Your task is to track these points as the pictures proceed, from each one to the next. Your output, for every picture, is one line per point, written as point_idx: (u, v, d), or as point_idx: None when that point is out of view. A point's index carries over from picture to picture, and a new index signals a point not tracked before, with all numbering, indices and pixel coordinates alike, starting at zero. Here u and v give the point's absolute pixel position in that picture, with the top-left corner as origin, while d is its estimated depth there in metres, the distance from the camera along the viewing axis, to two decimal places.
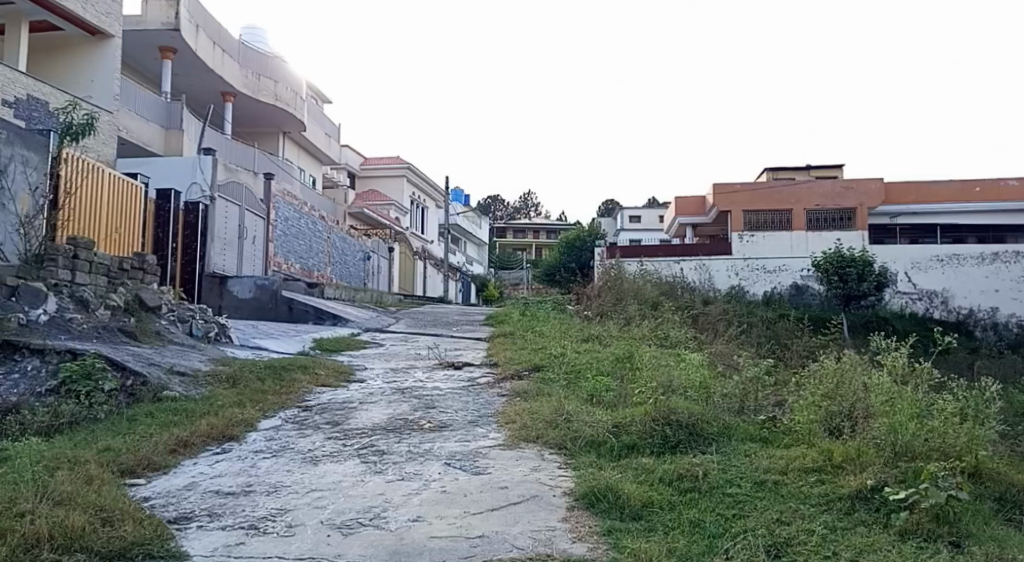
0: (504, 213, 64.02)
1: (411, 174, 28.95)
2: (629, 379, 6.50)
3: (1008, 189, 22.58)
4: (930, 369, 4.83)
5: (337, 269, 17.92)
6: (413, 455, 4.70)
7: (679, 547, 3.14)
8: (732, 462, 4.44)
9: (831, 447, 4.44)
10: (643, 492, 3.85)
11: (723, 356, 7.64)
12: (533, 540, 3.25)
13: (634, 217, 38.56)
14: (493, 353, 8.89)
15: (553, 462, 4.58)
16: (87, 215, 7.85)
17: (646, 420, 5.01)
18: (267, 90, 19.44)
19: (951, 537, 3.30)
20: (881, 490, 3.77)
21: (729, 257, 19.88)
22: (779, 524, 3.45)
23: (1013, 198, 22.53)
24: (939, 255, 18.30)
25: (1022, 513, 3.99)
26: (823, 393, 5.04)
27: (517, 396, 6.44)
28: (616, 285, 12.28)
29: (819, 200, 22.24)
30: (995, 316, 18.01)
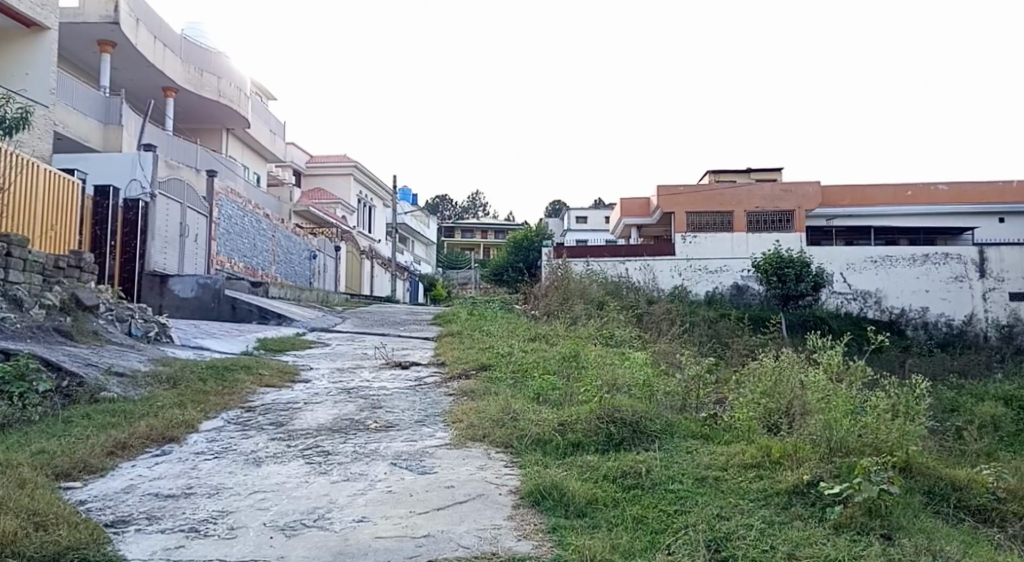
0: (453, 213, 63.89)
1: (359, 172, 28.60)
2: (574, 378, 6.61)
3: (939, 194, 23.71)
4: (863, 367, 5.03)
5: (283, 268, 17.59)
6: (359, 456, 4.70)
7: (622, 544, 3.25)
8: (674, 458, 4.59)
9: (769, 443, 4.63)
10: (587, 489, 3.95)
11: (666, 355, 7.82)
12: (479, 538, 3.30)
13: (582, 218, 38.98)
14: (440, 353, 8.87)
15: (499, 461, 4.63)
16: (16, 201, 7.43)
17: (591, 417, 5.12)
18: (210, 86, 18.93)
19: (882, 530, 3.51)
20: (816, 485, 3.97)
21: (672, 258, 20.36)
22: (719, 519, 3.59)
23: (943, 202, 23.66)
24: (872, 256, 19.18)
25: (950, 505, 4.16)
26: (762, 390, 5.22)
27: (464, 395, 6.48)
28: (563, 285, 12.40)
29: (759, 204, 22.95)
30: (925, 316, 18.84)
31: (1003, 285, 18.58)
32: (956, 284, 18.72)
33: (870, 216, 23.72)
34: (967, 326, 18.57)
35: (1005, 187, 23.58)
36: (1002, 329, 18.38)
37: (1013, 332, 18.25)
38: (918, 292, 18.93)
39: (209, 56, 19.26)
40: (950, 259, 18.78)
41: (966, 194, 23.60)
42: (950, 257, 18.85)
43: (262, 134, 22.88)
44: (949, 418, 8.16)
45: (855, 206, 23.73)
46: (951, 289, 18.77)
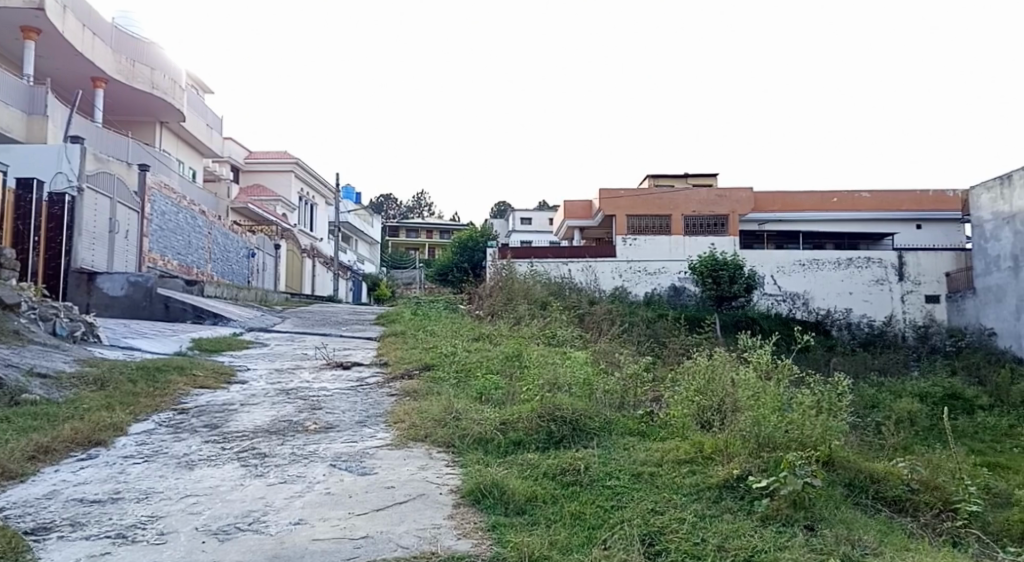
0: (397, 212, 63.32)
1: (300, 169, 28.04)
2: (517, 377, 6.66)
3: (862, 201, 24.66)
4: (789, 365, 5.23)
5: (219, 266, 17.10)
6: (297, 457, 4.64)
7: (560, 540, 3.32)
8: (612, 455, 4.70)
9: (702, 440, 4.79)
10: (527, 486, 4.01)
11: (606, 355, 7.94)
12: (418, 538, 3.31)
13: (527, 219, 39.21)
14: (383, 353, 8.81)
15: (439, 460, 4.65)
16: None
17: (532, 416, 5.19)
18: (142, 77, 18.24)
19: (805, 521, 3.68)
20: (745, 479, 4.13)
21: (613, 259, 20.71)
22: (653, 514, 3.70)
23: (865, 209, 24.61)
24: (801, 260, 19.96)
25: (868, 496, 4.38)
26: (696, 388, 5.37)
27: (406, 395, 6.46)
28: (507, 285, 12.46)
29: (697, 207, 23.56)
30: (849, 316, 19.63)
31: (919, 288, 19.56)
32: (877, 286, 19.59)
33: (797, 221, 24.63)
34: (886, 327, 19.33)
35: (921, 196, 24.65)
36: (918, 329, 19.33)
37: (928, 332, 19.16)
38: (843, 294, 19.75)
39: (141, 47, 18.56)
40: (872, 263, 19.66)
41: (886, 201, 24.61)
42: (872, 261, 19.71)
43: (199, 129, 22.22)
44: (870, 414, 8.56)
45: (784, 210, 24.58)
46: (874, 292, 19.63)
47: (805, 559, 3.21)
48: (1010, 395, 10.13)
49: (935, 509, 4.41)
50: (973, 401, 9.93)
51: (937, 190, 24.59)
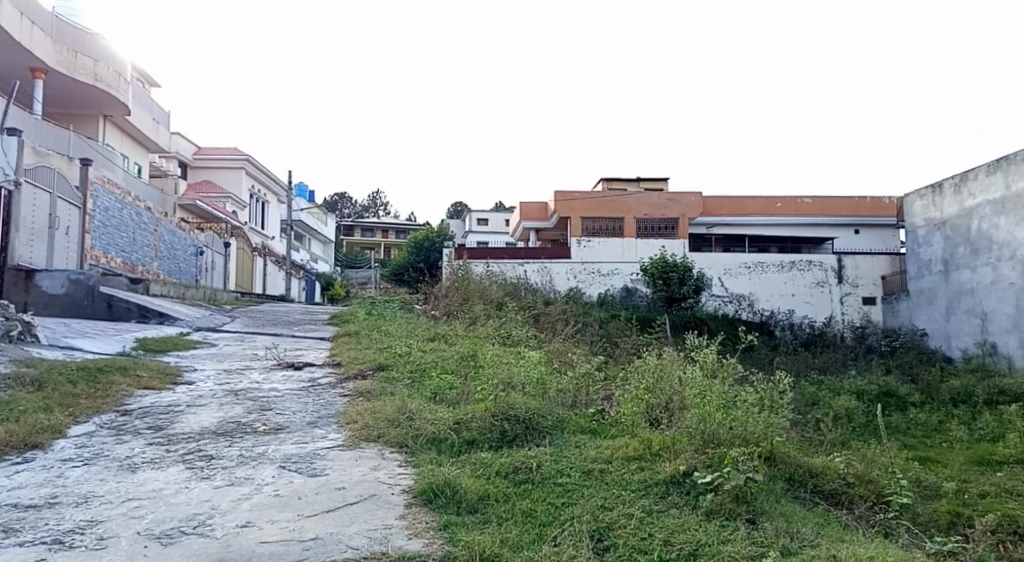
0: (353, 211, 62.55)
1: (251, 166, 27.51)
2: (471, 377, 6.67)
3: (804, 207, 25.30)
4: (734, 363, 5.38)
5: (166, 264, 16.65)
6: (245, 459, 4.57)
7: (512, 538, 3.36)
8: (563, 453, 4.75)
9: (651, 437, 4.90)
10: (480, 485, 4.05)
11: (559, 354, 8.02)
12: (369, 539, 3.31)
13: (483, 219, 39.22)
14: (336, 353, 8.74)
15: (392, 461, 4.64)
16: None
17: (485, 416, 5.21)
18: (84, 69, 17.65)
19: (747, 516, 3.80)
20: (691, 475, 4.23)
21: (568, 261, 20.89)
22: (603, 510, 3.77)
23: (807, 214, 25.29)
24: (746, 262, 20.48)
25: (807, 489, 4.55)
26: (645, 386, 5.48)
27: (359, 396, 6.42)
28: (463, 286, 12.47)
29: (648, 211, 23.93)
30: (791, 317, 20.20)
31: (857, 290, 20.24)
32: (818, 289, 20.19)
33: (743, 225, 25.26)
34: (826, 327, 19.94)
35: (858, 202, 25.34)
36: (856, 329, 19.99)
37: (864, 332, 19.86)
38: (786, 296, 20.31)
39: (84, 38, 17.95)
40: (813, 266, 20.25)
41: (826, 207, 25.29)
42: (813, 264, 20.31)
43: (145, 124, 21.61)
44: (810, 411, 8.86)
45: (730, 215, 25.13)
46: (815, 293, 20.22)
47: (745, 551, 3.32)
48: (940, 392, 10.57)
49: (868, 502, 4.59)
50: (905, 397, 10.32)
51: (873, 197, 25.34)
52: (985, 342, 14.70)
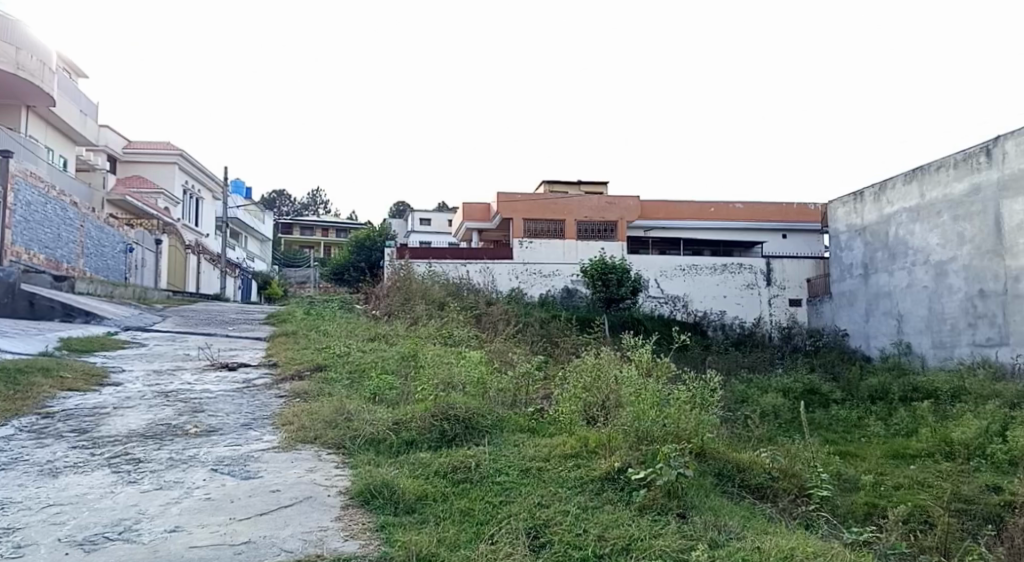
0: (292, 208, 61.23)
1: (185, 161, 26.61)
2: (411, 377, 6.64)
3: (735, 212, 26.10)
4: (668, 363, 5.53)
5: (92, 261, 15.95)
6: (175, 462, 4.44)
7: (449, 537, 3.38)
8: (503, 452, 4.79)
9: (588, 435, 5.00)
10: (418, 485, 4.05)
11: (500, 353, 8.07)
12: (303, 542, 3.27)
13: (426, 219, 38.97)
14: (272, 353, 8.56)
15: (329, 462, 4.59)
16: None
17: (425, 416, 5.21)
18: (7, 56, 16.75)
19: (678, 510, 3.92)
20: (626, 471, 4.34)
21: (510, 261, 21.02)
22: (539, 508, 3.82)
23: (739, 219, 26.08)
24: (682, 265, 20.99)
25: (735, 484, 4.74)
26: (583, 385, 5.58)
27: (296, 396, 6.32)
28: (405, 286, 12.38)
29: (589, 213, 24.30)
30: (724, 318, 20.81)
31: (785, 292, 21.03)
32: (748, 291, 20.87)
33: (678, 228, 25.90)
34: (756, 328, 20.63)
35: (787, 208, 26.30)
36: (783, 329, 20.77)
37: (791, 332, 20.63)
38: (717, 297, 20.91)
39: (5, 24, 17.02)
40: (744, 269, 20.93)
41: (757, 212, 26.13)
42: (744, 267, 21.00)
43: (71, 116, 20.67)
44: (741, 408, 9.18)
45: (667, 219, 25.72)
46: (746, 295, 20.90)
47: (676, 545, 3.43)
48: (860, 390, 11.09)
49: (791, 495, 4.80)
50: (827, 395, 10.79)
51: (800, 203, 26.34)
52: (900, 342, 15.47)
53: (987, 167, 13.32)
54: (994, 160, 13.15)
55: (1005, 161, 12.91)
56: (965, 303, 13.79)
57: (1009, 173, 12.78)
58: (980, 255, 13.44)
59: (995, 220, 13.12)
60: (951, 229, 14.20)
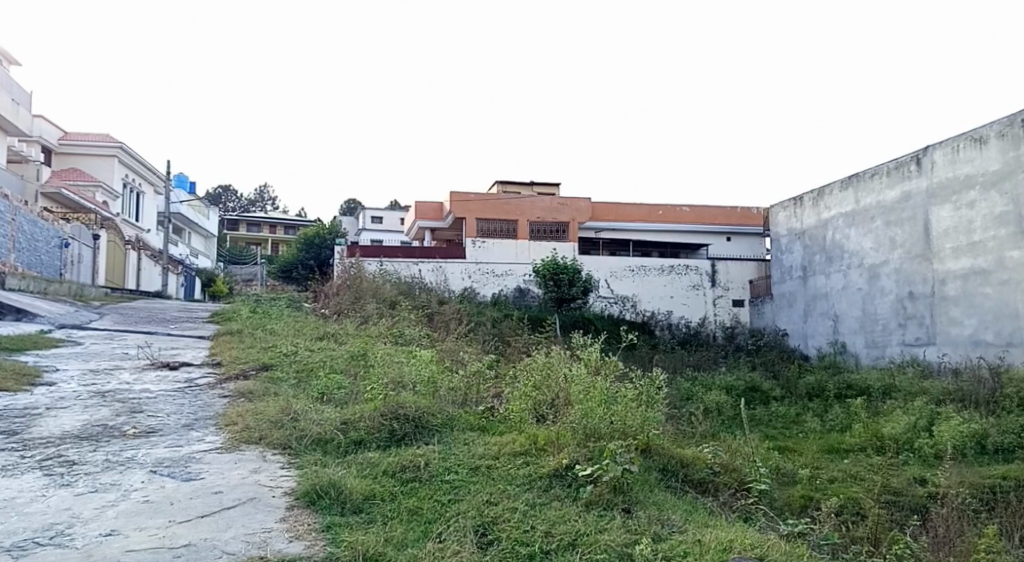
0: (238, 204, 59.73)
1: (125, 154, 25.69)
2: (360, 377, 6.57)
3: (682, 215, 26.60)
4: (616, 361, 5.62)
5: (25, 256, 15.27)
6: (111, 464, 4.31)
7: (396, 536, 3.38)
8: (452, 451, 4.80)
9: (538, 433, 5.05)
10: (366, 485, 4.02)
11: (451, 352, 8.07)
12: (247, 543, 3.22)
13: (377, 218, 38.54)
14: (216, 352, 8.36)
15: (274, 462, 4.53)
16: None
17: (374, 415, 5.17)
18: None
19: (623, 505, 4.00)
20: (573, 468, 4.41)
21: (462, 261, 20.97)
22: (488, 505, 3.85)
23: (685, 221, 26.60)
24: (631, 265, 21.30)
25: (678, 479, 4.86)
26: (533, 384, 5.61)
27: (240, 397, 6.19)
28: (355, 285, 12.24)
29: (541, 214, 24.38)
30: (670, 318, 21.21)
31: (728, 292, 21.59)
32: (694, 291, 21.32)
33: (627, 230, 26.27)
34: (701, 327, 21.10)
35: (731, 212, 26.93)
36: (726, 329, 21.30)
37: (734, 332, 21.19)
38: (665, 298, 21.30)
39: None
40: (690, 270, 21.38)
41: (704, 215, 26.68)
42: (690, 268, 21.44)
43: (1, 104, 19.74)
44: (686, 405, 9.38)
45: (617, 221, 26.07)
46: (692, 295, 21.36)
47: (621, 539, 3.50)
48: (799, 387, 11.47)
49: (731, 489, 4.94)
50: (768, 392, 11.11)
51: (744, 207, 27.01)
52: (836, 342, 16.05)
53: (916, 176, 13.93)
54: (923, 169, 13.76)
55: (933, 170, 13.52)
56: (896, 304, 14.38)
57: (937, 181, 13.39)
58: (910, 259, 14.04)
59: (924, 226, 13.72)
60: (884, 234, 14.80)
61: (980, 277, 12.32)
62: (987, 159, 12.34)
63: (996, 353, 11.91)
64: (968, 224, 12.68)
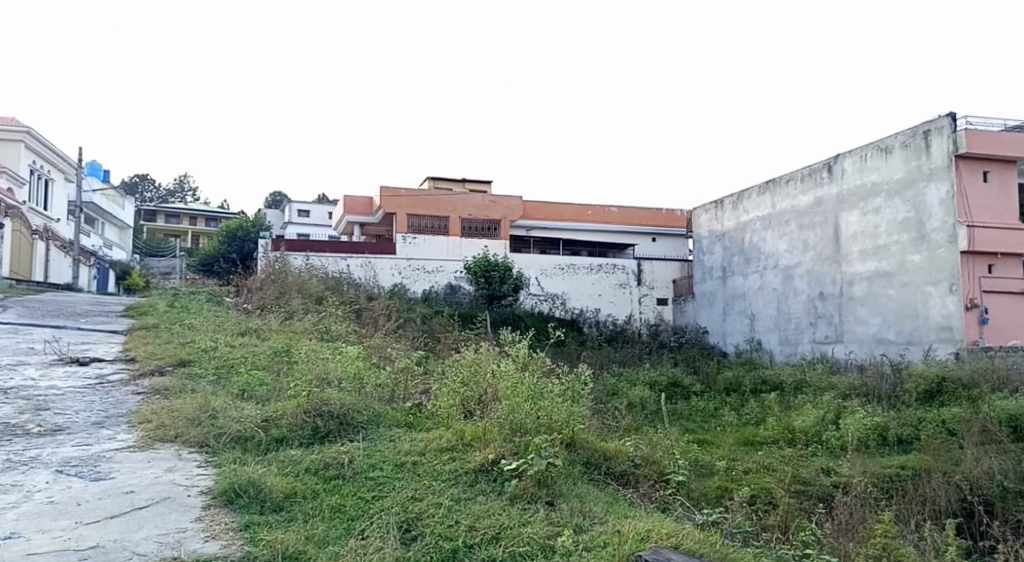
0: (157, 194, 57.15)
1: (33, 138, 24.17)
2: (284, 373, 6.42)
3: (610, 215, 27.08)
4: (544, 357, 5.68)
5: None
6: (13, 464, 4.07)
7: (318, 534, 3.34)
8: (377, 447, 4.76)
9: (464, 429, 5.07)
10: (286, 483, 3.94)
11: (378, 348, 7.99)
12: (159, 544, 3.11)
13: (304, 212, 37.63)
14: (131, 347, 7.99)
15: (190, 461, 4.37)
16: None
17: (296, 412, 5.07)
18: None
19: (547, 498, 4.07)
20: (498, 463, 4.45)
21: (393, 256, 20.81)
22: (412, 501, 3.83)
23: (614, 222, 27.10)
24: (560, 264, 21.54)
25: (601, 472, 4.98)
26: (461, 380, 5.60)
27: (155, 393, 5.94)
28: (280, 280, 11.93)
29: (472, 212, 24.31)
30: (599, 315, 21.55)
31: (653, 291, 22.16)
32: (621, 290, 21.78)
33: (557, 229, 26.57)
34: (627, 325, 21.54)
35: (657, 213, 27.59)
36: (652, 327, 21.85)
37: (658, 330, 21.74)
38: (593, 296, 21.64)
39: None
40: (617, 269, 21.82)
41: (631, 216, 27.23)
42: (617, 268, 21.87)
43: None
44: (611, 400, 9.59)
45: (547, 220, 26.34)
46: (619, 294, 21.80)
47: (543, 532, 3.55)
48: (717, 382, 11.89)
49: (651, 481, 5.08)
50: (689, 387, 11.48)
51: (669, 209, 27.74)
52: (753, 339, 16.71)
53: (828, 182, 14.66)
54: (834, 176, 14.50)
55: (843, 177, 14.27)
56: (808, 303, 15.08)
57: (847, 188, 14.13)
58: (821, 261, 14.77)
59: (834, 230, 14.47)
60: (797, 236, 15.51)
61: (883, 279, 13.07)
62: (891, 168, 13.10)
63: (897, 351, 12.65)
64: (873, 229, 13.44)
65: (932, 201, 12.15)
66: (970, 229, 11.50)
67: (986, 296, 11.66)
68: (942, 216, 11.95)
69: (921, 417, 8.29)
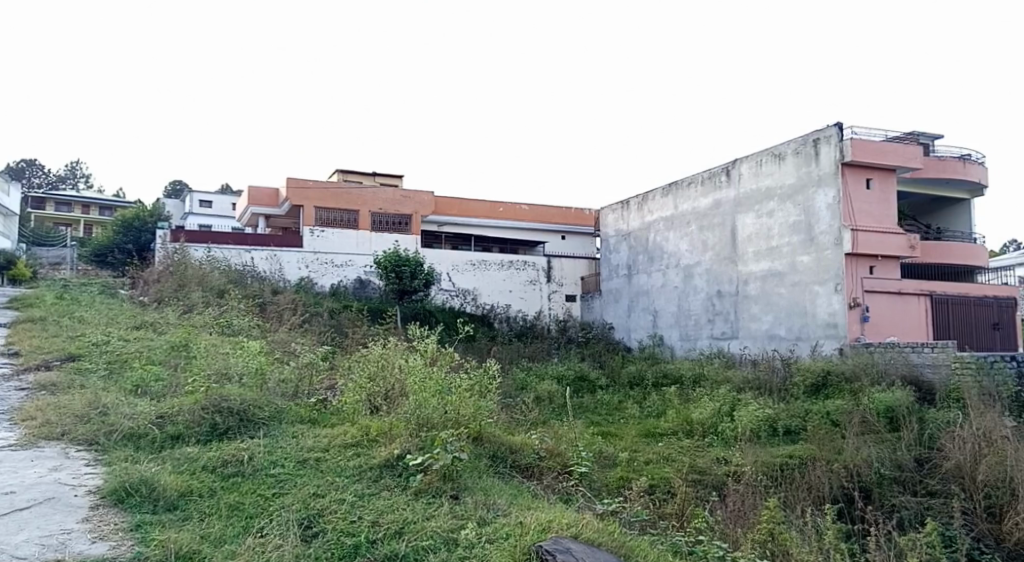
0: (45, 179, 53.26)
1: None
2: (182, 368, 6.18)
3: (523, 213, 27.35)
4: (452, 352, 5.71)
5: None
6: None
7: (214, 533, 3.26)
8: (279, 444, 4.65)
9: (370, 424, 5.04)
10: (182, 481, 3.80)
11: (282, 343, 7.80)
12: (40, 547, 2.94)
13: (208, 202, 36.06)
14: (14, 341, 7.45)
15: (77, 460, 4.15)
16: None
17: (194, 408, 4.90)
18: None
19: (452, 492, 4.10)
20: (403, 457, 4.45)
21: (299, 249, 20.32)
22: (314, 498, 3.78)
23: (526, 219, 27.39)
24: (472, 260, 21.60)
25: (506, 465, 5.06)
26: (368, 375, 5.54)
27: (40, 389, 5.58)
28: (179, 272, 11.41)
29: (383, 205, 23.93)
30: (510, 311, 21.76)
31: (563, 288, 22.62)
32: (531, 286, 22.09)
33: (471, 226, 26.60)
34: (537, 320, 21.86)
35: (568, 212, 28.10)
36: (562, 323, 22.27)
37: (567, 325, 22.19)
38: (503, 292, 21.84)
39: None
40: (528, 266, 22.12)
41: (543, 214, 27.61)
42: (527, 264, 22.16)
43: None
44: (519, 394, 9.73)
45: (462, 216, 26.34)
46: (528, 290, 22.10)
47: (447, 525, 3.58)
48: (622, 376, 12.25)
49: (555, 472, 5.21)
50: (595, 381, 11.77)
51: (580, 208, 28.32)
52: (655, 335, 17.29)
53: (726, 186, 15.36)
54: (732, 180, 15.21)
55: (740, 181, 14.98)
56: (707, 301, 15.76)
57: (743, 191, 14.87)
58: (719, 261, 15.46)
59: (731, 231, 15.16)
60: (697, 237, 16.17)
61: (776, 278, 13.84)
62: (784, 173, 13.89)
63: (788, 347, 13.41)
64: (767, 231, 14.19)
65: (821, 206, 12.96)
66: (854, 233, 12.35)
67: (868, 295, 12.47)
68: (829, 220, 12.78)
69: (808, 409, 8.84)
